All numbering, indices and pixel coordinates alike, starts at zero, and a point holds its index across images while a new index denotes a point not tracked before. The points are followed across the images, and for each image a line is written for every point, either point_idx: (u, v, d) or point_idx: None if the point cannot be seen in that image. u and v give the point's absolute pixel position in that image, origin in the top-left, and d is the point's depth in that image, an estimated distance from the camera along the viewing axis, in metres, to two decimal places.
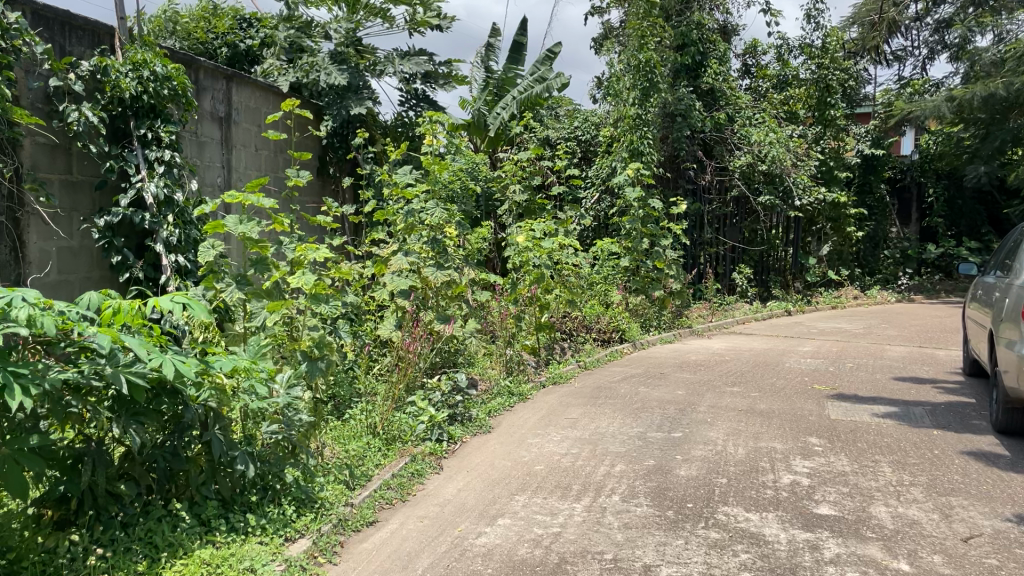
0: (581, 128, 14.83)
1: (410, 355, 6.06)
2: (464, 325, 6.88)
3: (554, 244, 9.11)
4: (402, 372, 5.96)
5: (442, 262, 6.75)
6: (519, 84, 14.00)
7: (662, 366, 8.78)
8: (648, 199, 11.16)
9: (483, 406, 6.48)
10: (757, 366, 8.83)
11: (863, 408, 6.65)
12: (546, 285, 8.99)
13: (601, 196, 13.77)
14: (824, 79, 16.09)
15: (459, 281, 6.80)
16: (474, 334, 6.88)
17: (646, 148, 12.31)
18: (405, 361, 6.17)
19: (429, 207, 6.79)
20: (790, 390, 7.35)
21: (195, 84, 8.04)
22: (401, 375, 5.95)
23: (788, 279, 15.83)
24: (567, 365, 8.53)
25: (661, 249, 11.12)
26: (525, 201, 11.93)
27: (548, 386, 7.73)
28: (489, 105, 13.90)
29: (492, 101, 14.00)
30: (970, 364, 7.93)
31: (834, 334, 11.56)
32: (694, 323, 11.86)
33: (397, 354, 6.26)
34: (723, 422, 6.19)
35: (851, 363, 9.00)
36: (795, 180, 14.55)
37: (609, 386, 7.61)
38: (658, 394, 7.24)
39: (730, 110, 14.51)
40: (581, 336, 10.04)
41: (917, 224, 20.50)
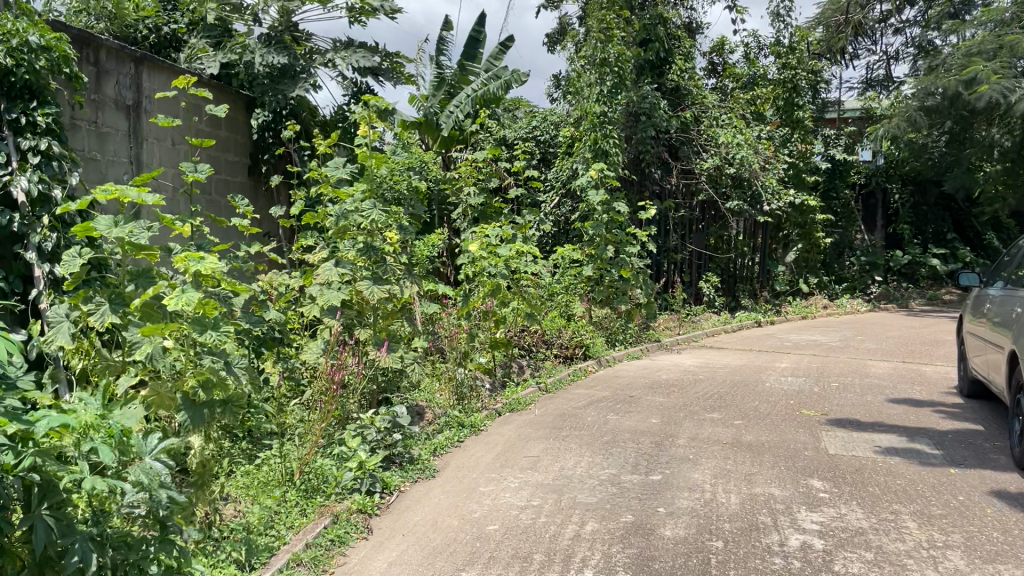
0: (540, 126, 13.90)
1: (335, 390, 5.06)
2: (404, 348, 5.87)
3: (511, 251, 8.20)
4: (325, 409, 4.95)
5: (378, 273, 5.76)
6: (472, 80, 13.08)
7: (631, 386, 7.90)
8: (614, 201, 10.36)
9: (427, 443, 5.51)
10: (735, 386, 8.00)
11: (862, 438, 5.83)
12: (501, 297, 8.06)
13: (562, 199, 12.89)
14: (791, 78, 15.47)
15: (399, 296, 5.82)
16: (415, 360, 5.87)
17: (613, 149, 11.46)
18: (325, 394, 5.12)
19: (366, 208, 5.75)
20: (777, 418, 6.51)
21: (95, 66, 6.93)
22: (324, 412, 4.94)
23: (756, 287, 15.16)
24: (526, 388, 7.59)
25: (627, 256, 10.25)
26: (480, 204, 11.07)
27: (505, 414, 6.78)
28: (440, 103, 12.94)
29: (444, 99, 13.07)
30: (968, 384, 7.22)
31: (809, 348, 10.83)
32: (662, 336, 11.04)
33: (320, 387, 5.25)
34: (708, 460, 5.31)
35: (835, 381, 8.23)
36: (763, 184, 13.87)
37: (574, 413, 6.69)
38: (629, 424, 6.34)
39: (697, 109, 13.76)
40: (546, 357, 9.09)
41: (883, 231, 20.13)
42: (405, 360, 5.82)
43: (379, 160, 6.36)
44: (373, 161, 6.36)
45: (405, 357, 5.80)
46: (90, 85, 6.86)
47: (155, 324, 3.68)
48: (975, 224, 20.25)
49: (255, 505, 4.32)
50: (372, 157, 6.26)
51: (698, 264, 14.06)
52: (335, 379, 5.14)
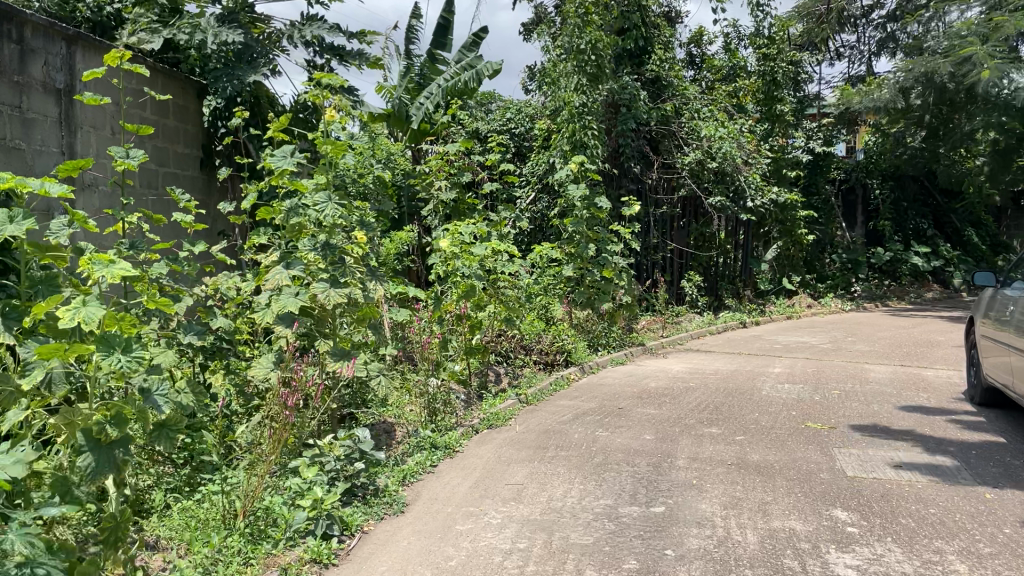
0: (514, 119, 13.19)
1: (286, 416, 4.35)
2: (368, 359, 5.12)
3: (486, 249, 7.55)
4: (274, 438, 4.24)
5: (338, 276, 4.98)
6: (443, 70, 12.38)
7: (618, 397, 7.27)
8: (595, 196, 9.72)
9: (397, 470, 4.84)
10: (729, 395, 7.41)
11: (880, 455, 5.26)
12: (476, 301, 7.40)
13: (538, 195, 12.24)
14: (771, 71, 14.96)
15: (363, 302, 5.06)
16: (382, 373, 5.10)
17: (593, 143, 10.81)
18: (280, 421, 4.40)
19: (320, 201, 5.09)
20: (782, 433, 5.93)
21: (19, 45, 6.14)
22: (272, 442, 4.22)
23: (739, 287, 14.62)
24: (505, 400, 6.92)
25: (609, 255, 9.62)
26: (452, 200, 10.38)
27: (482, 431, 6.10)
28: (410, 94, 12.26)
29: (414, 90, 12.38)
30: (981, 391, 6.71)
31: (800, 350, 10.30)
32: (646, 339, 10.44)
33: (269, 411, 4.53)
34: (713, 486, 4.69)
35: (835, 388, 7.68)
36: (746, 179, 13.34)
37: (560, 429, 6.05)
38: (621, 441, 5.71)
39: (678, 101, 13.16)
40: (531, 367, 8.45)
41: (863, 227, 19.68)
42: (370, 373, 5.06)
43: (340, 148, 5.45)
44: (331, 148, 5.43)
45: (371, 369, 5.05)
46: (12, 65, 6.07)
47: (53, 346, 3.01)
48: (954, 221, 20.08)
49: (188, 556, 3.64)
50: (333, 145, 5.36)
51: (680, 263, 13.48)
52: (287, 404, 4.41)
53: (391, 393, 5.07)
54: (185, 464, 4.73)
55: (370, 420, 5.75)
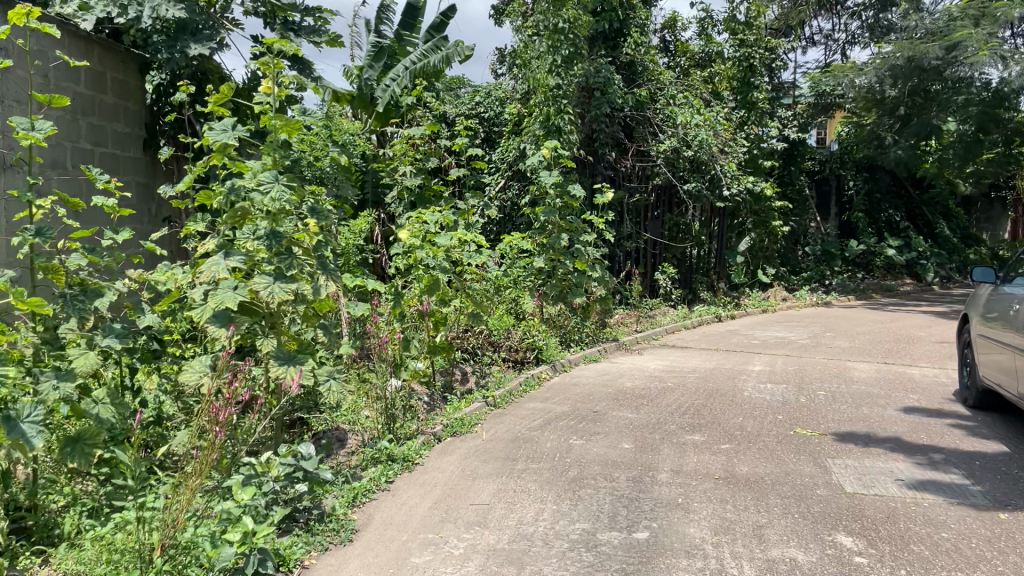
0: (483, 103, 12.66)
1: (215, 434, 3.74)
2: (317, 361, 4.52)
3: (453, 239, 6.98)
4: (202, 459, 3.64)
5: (283, 269, 4.35)
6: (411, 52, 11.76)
7: (592, 399, 6.78)
8: (568, 183, 9.22)
9: (347, 488, 4.30)
10: (710, 396, 6.96)
11: (879, 467, 4.83)
12: (440, 295, 6.86)
13: (508, 182, 11.69)
14: (748, 57, 14.54)
15: (314, 297, 4.43)
16: (334, 378, 4.51)
17: (568, 129, 10.29)
18: (208, 443, 3.72)
19: (265, 182, 4.42)
20: (771, 440, 5.48)
21: None
22: (201, 463, 3.63)
23: (714, 279, 14.20)
24: (471, 403, 6.39)
25: (583, 246, 9.14)
26: (417, 186, 9.81)
27: (446, 440, 5.56)
28: (377, 75, 11.67)
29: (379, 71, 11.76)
30: (975, 393, 6.36)
31: (778, 346, 9.91)
32: (620, 334, 9.97)
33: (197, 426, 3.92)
34: (702, 506, 4.22)
35: (820, 388, 7.28)
36: (723, 168, 12.95)
37: (531, 436, 5.54)
38: (598, 451, 5.21)
39: (653, 86, 12.69)
40: (501, 367, 7.92)
41: (836, 219, 19.28)
42: (318, 377, 4.46)
43: (291, 127, 4.83)
44: (279, 126, 4.82)
45: (320, 373, 4.45)
46: None
47: None
48: (926, 213, 19.99)
49: None
50: (282, 121, 4.76)
51: (653, 254, 13.03)
52: (219, 420, 3.81)
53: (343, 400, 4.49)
54: (104, 481, 4.14)
55: (321, 426, 5.41)
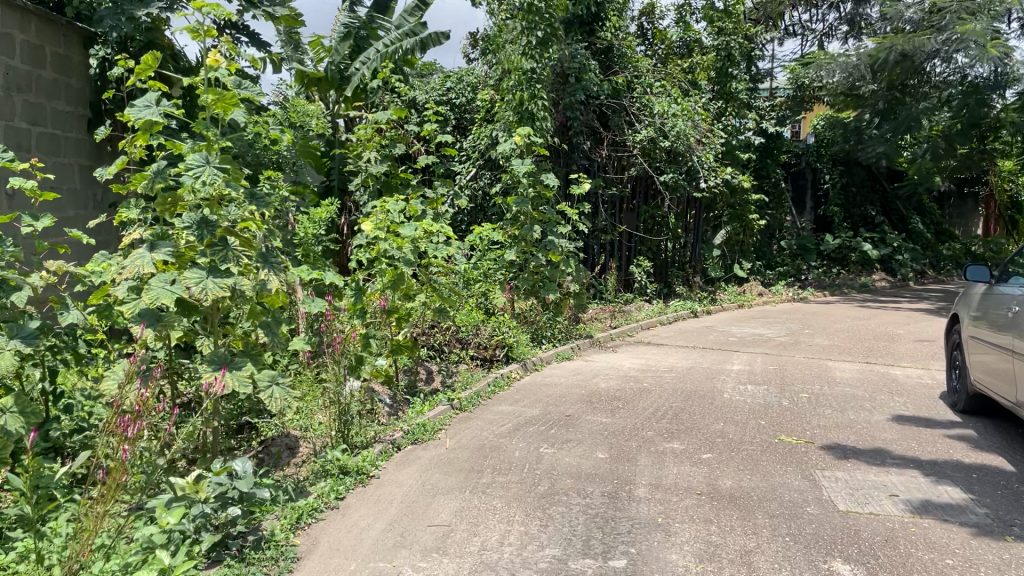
0: (455, 88, 12.22)
1: (123, 454, 3.27)
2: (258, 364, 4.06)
3: (419, 229, 6.51)
4: (108, 486, 3.19)
5: (216, 262, 3.94)
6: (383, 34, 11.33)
7: (564, 401, 6.38)
8: (541, 172, 8.81)
9: (291, 509, 3.85)
10: (688, 399, 6.59)
11: (872, 482, 4.48)
12: (404, 290, 6.43)
13: (480, 171, 11.25)
14: (726, 45, 14.21)
15: (251, 292, 4.00)
16: (277, 382, 4.04)
17: (541, 116, 9.88)
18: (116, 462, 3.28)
19: (193, 164, 3.96)
20: (755, 449, 5.12)
21: None
22: (107, 491, 3.18)
23: (690, 273, 13.81)
24: (435, 406, 5.97)
25: (557, 239, 8.73)
26: (383, 173, 9.34)
27: (406, 448, 5.13)
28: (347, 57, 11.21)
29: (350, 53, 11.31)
30: (964, 397, 6.06)
31: (756, 344, 9.60)
32: (594, 331, 9.58)
33: (106, 444, 3.46)
34: (685, 528, 3.83)
35: (802, 390, 6.96)
36: (700, 159, 12.64)
37: (498, 445, 5.12)
38: (570, 462, 4.81)
39: (630, 73, 12.33)
40: (469, 366, 7.48)
41: (812, 212, 19.18)
42: (259, 382, 3.99)
43: (227, 103, 4.30)
44: (212, 99, 4.25)
45: (261, 377, 3.99)
46: None
47: None
48: (901, 208, 19.87)
49: None
50: (214, 96, 4.20)
51: (628, 247, 12.65)
52: (128, 438, 3.34)
53: (287, 408, 4.02)
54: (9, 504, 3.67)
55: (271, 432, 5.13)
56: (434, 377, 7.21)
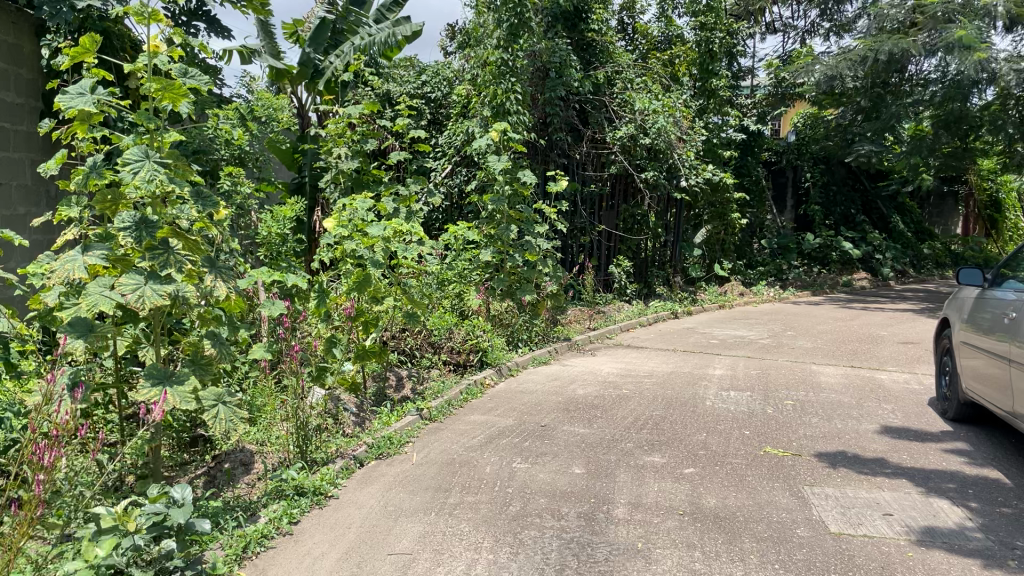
0: (430, 82, 11.87)
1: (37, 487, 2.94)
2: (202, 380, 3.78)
3: (388, 229, 6.18)
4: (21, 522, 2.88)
5: (156, 266, 3.60)
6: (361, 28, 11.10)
7: (540, 410, 6.08)
8: (519, 170, 8.53)
9: (237, 538, 3.52)
10: (668, 406, 6.31)
11: (864, 500, 4.22)
12: (372, 293, 6.13)
13: (455, 168, 10.93)
14: (707, 40, 13.80)
15: (196, 299, 3.68)
16: (223, 400, 3.75)
17: (516, 111, 9.41)
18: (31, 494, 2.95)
19: (132, 158, 3.62)
20: (740, 464, 4.85)
21: None
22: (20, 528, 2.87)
23: (670, 273, 13.56)
24: (402, 417, 5.65)
25: (534, 239, 8.43)
26: (354, 170, 8.98)
27: (370, 464, 4.81)
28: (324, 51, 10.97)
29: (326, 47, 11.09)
30: (956, 405, 5.84)
31: (738, 347, 9.35)
32: (572, 333, 9.28)
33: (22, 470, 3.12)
34: (666, 554, 3.54)
35: (787, 397, 6.71)
36: (681, 157, 12.40)
37: (468, 460, 4.81)
38: (544, 479, 4.50)
39: (610, 69, 12.06)
40: (442, 374, 7.15)
41: (792, 212, 19.17)
42: (203, 401, 3.70)
43: (173, 94, 3.96)
44: (155, 87, 3.88)
45: (205, 394, 3.70)
46: None
47: None
48: (881, 207, 19.77)
49: None
50: (159, 85, 3.86)
51: (608, 246, 12.35)
52: (43, 468, 3.00)
53: (234, 429, 3.75)
54: None
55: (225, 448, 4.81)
56: (404, 385, 6.87)
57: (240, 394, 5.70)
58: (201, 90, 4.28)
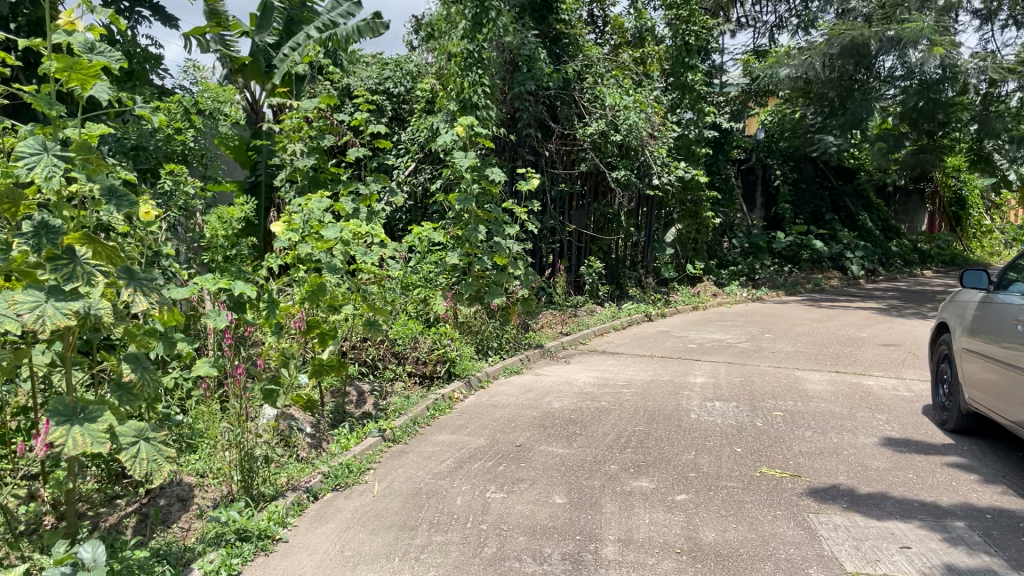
0: (392, 76, 11.31)
1: None
2: (121, 414, 3.36)
3: (345, 230, 5.64)
4: None
5: (60, 280, 3.22)
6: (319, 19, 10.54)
7: (513, 427, 5.59)
8: (487, 167, 8.07)
9: None
10: (651, 421, 5.87)
11: (876, 531, 3.82)
12: (328, 301, 5.60)
13: (419, 166, 10.41)
14: (681, 35, 13.51)
15: (106, 315, 3.29)
16: (144, 437, 3.35)
17: (483, 105, 8.90)
18: None
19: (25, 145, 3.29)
20: (737, 488, 4.42)
21: None
22: None
23: (642, 273, 13.14)
24: (364, 439, 5.12)
25: (503, 241, 7.96)
26: (312, 168, 8.41)
27: (326, 496, 4.30)
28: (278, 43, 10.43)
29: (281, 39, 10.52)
30: (956, 416, 5.48)
31: (716, 351, 8.94)
32: (545, 339, 8.80)
33: None
34: None
35: (775, 407, 6.30)
36: (653, 154, 12.01)
37: (437, 490, 4.30)
38: (522, 512, 4.02)
39: (580, 63, 11.62)
40: (406, 388, 6.64)
41: (763, 211, 18.76)
42: (121, 438, 3.29)
43: (81, 75, 3.54)
44: (57, 65, 3.47)
45: (123, 430, 3.30)
46: None
47: None
48: (850, 205, 19.63)
49: None
50: (62, 63, 3.43)
51: (578, 247, 11.89)
52: None
53: (157, 470, 3.33)
54: None
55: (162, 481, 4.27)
56: (365, 401, 6.34)
57: (182, 415, 5.13)
58: (111, 67, 3.72)
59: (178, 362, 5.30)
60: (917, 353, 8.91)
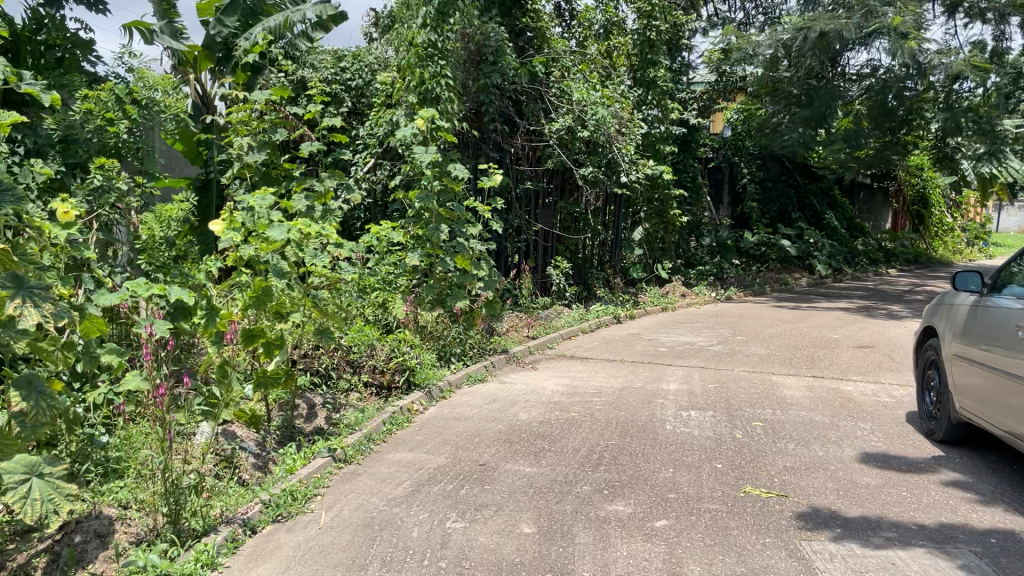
0: (350, 68, 10.82)
1: None
2: (10, 449, 3.25)
3: (293, 230, 5.18)
4: None
5: None
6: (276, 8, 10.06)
7: (477, 443, 5.16)
8: (448, 162, 7.65)
9: None
10: (624, 434, 5.48)
11: (876, 561, 3.47)
12: (274, 308, 5.12)
13: (378, 162, 9.95)
14: (648, 29, 13.18)
15: None
16: (37, 473, 3.27)
17: (447, 98, 8.44)
18: None
19: None
20: (722, 512, 4.04)
21: None
22: None
23: (610, 273, 12.79)
24: (312, 459, 4.66)
25: (466, 240, 7.54)
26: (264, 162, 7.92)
27: (266, 529, 3.85)
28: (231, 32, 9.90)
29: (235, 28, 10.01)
30: (945, 426, 5.19)
31: (689, 355, 8.59)
32: (510, 344, 8.38)
33: None
34: None
35: (754, 416, 5.96)
36: (620, 151, 11.67)
37: (392, 520, 3.86)
38: (487, 546, 3.59)
39: (546, 56, 11.24)
40: (363, 402, 6.17)
41: (729, 208, 18.53)
42: (9, 477, 3.20)
43: None
44: None
45: (12, 469, 3.21)
46: None
47: None
48: (815, 204, 19.54)
49: None
50: None
51: (544, 246, 11.50)
52: None
53: (51, 511, 3.24)
54: None
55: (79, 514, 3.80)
56: (317, 415, 5.86)
57: (107, 436, 4.61)
58: None
59: (106, 376, 4.79)
60: (892, 356, 8.66)
